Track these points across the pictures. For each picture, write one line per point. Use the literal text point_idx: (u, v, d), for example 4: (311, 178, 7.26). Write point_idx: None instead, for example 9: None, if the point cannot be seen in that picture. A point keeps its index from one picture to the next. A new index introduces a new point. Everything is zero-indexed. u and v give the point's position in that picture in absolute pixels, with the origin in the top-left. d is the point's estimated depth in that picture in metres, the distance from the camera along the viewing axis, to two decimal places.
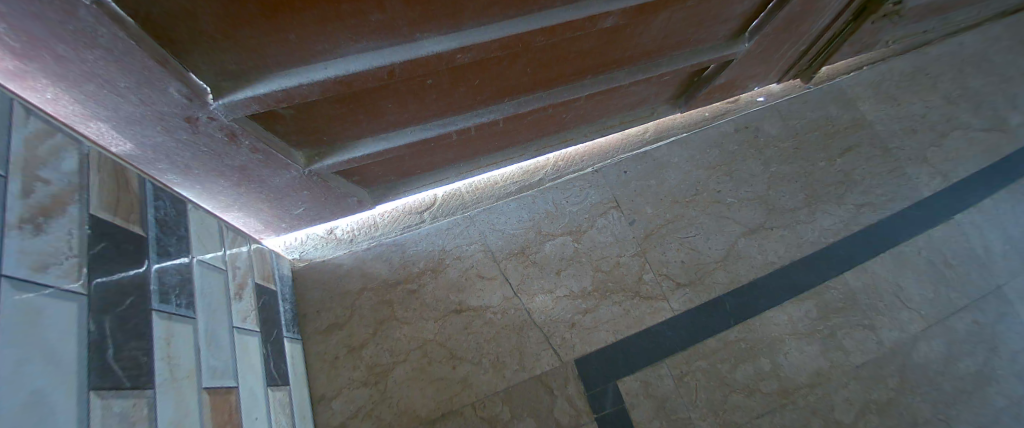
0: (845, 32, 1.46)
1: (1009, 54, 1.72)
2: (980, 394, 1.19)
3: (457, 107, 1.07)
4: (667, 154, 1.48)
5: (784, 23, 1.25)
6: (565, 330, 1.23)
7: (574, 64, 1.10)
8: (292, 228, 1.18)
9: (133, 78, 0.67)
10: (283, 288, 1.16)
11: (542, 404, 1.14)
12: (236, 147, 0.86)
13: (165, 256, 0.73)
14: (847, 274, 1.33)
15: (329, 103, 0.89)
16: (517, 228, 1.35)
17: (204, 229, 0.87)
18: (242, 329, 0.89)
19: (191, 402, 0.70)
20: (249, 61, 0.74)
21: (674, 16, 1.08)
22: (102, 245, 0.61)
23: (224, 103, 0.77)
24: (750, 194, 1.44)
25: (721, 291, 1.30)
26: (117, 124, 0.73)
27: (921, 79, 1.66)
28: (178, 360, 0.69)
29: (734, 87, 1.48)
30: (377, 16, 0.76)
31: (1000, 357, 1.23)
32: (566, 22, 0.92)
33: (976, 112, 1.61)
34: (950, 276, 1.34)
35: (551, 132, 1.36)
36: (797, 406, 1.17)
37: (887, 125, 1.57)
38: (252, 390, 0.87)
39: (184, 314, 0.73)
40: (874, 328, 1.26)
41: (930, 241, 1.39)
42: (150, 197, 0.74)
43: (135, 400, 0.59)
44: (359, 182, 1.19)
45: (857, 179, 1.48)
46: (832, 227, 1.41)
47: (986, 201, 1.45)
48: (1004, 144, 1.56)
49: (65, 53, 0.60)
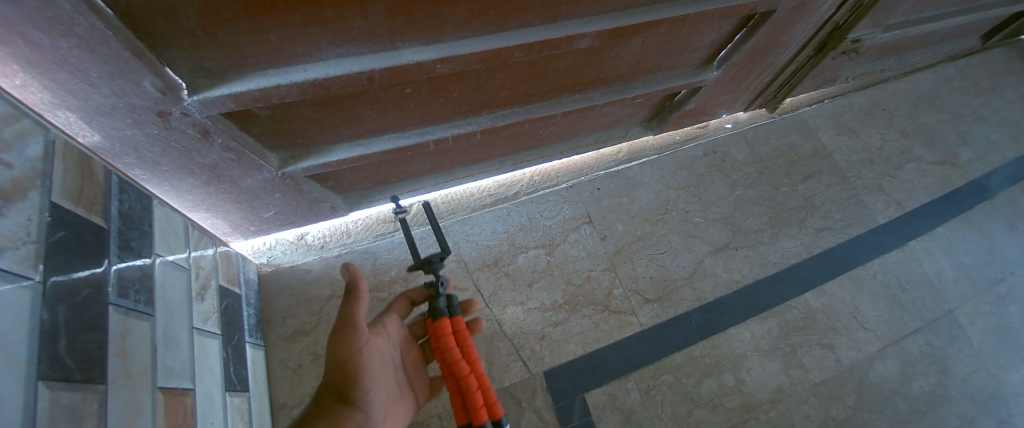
0: (807, 66, 1.56)
1: (958, 94, 1.86)
2: (933, 412, 1.23)
3: (435, 117, 1.09)
4: (639, 173, 1.54)
5: (750, 53, 1.32)
6: (534, 342, 1.24)
7: (551, 82, 1.14)
8: (261, 232, 1.17)
9: (107, 68, 0.67)
10: (248, 292, 1.14)
11: (509, 416, 1.14)
12: (208, 145, 0.85)
13: (127, 251, 0.72)
14: (807, 295, 1.38)
15: (307, 106, 0.90)
16: (492, 240, 1.37)
17: (169, 226, 0.86)
18: (202, 331, 0.87)
19: (144, 401, 0.68)
20: (227, 59, 0.75)
21: (646, 41, 1.13)
22: (62, 233, 0.61)
23: (199, 99, 0.77)
24: (716, 214, 1.50)
25: (688, 307, 1.34)
26: (87, 115, 0.72)
27: (878, 114, 1.77)
28: (134, 357, 0.68)
29: (703, 113, 1.55)
30: (359, 22, 0.79)
31: (952, 377, 1.29)
32: (544, 40, 0.96)
33: (929, 146, 1.72)
34: (905, 300, 1.40)
35: (527, 147, 1.40)
36: (759, 421, 1.19)
37: (845, 155, 1.66)
38: (210, 394, 0.85)
39: (142, 310, 0.72)
40: (832, 347, 1.30)
41: (885, 265, 1.46)
42: (115, 190, 0.74)
43: (84, 394, 0.58)
44: (334, 188, 1.20)
45: (816, 204, 1.55)
46: (794, 249, 1.47)
47: (937, 229, 1.54)
48: (955, 176, 1.67)
49: (39, 39, 0.61)
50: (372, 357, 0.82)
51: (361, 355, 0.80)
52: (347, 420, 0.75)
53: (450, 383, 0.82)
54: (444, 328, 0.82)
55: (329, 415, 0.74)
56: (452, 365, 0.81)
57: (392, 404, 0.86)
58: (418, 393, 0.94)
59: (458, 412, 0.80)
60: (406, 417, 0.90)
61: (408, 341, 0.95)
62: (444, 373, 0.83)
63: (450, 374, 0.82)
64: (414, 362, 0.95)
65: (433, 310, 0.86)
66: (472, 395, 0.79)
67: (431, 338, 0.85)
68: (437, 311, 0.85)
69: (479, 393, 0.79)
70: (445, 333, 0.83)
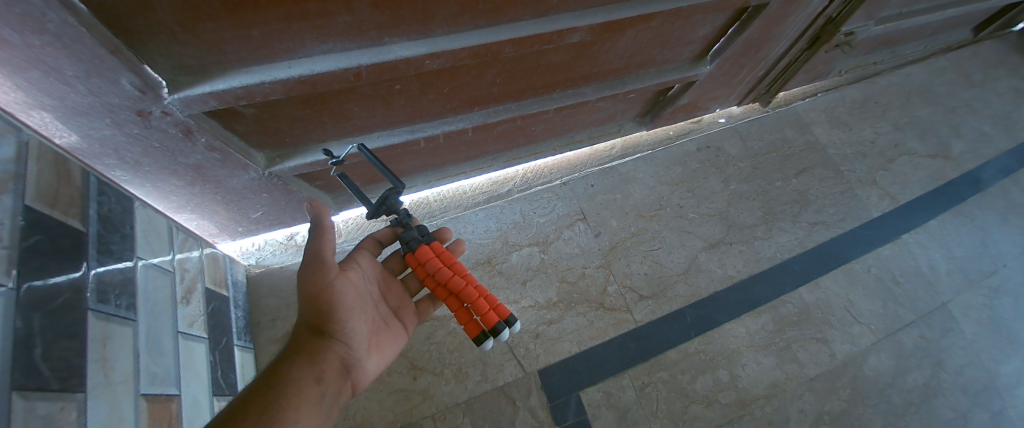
0: (800, 60, 1.55)
1: (951, 87, 1.87)
2: (927, 405, 1.24)
3: (426, 114, 1.07)
4: (633, 169, 1.53)
5: (743, 47, 1.31)
6: (529, 340, 1.23)
7: (543, 77, 1.12)
8: (249, 232, 1.15)
9: (82, 67, 0.65)
10: (236, 294, 1.12)
11: (504, 415, 1.13)
12: (191, 144, 0.83)
13: (107, 254, 0.70)
14: (802, 289, 1.38)
15: (293, 104, 0.88)
16: (485, 238, 1.35)
17: (152, 228, 0.84)
18: (188, 335, 0.85)
19: (126, 409, 0.66)
20: (208, 56, 0.73)
21: (639, 35, 1.12)
22: (36, 238, 0.59)
23: (179, 98, 0.75)
24: (711, 210, 1.49)
25: (682, 303, 1.33)
26: (63, 115, 0.70)
27: (871, 107, 1.77)
28: (115, 364, 0.66)
29: (697, 108, 1.54)
30: (344, 17, 0.77)
31: (946, 370, 1.29)
32: (535, 34, 0.94)
33: (922, 139, 1.72)
34: (898, 293, 1.41)
35: (520, 144, 1.39)
36: (754, 416, 1.19)
37: (839, 149, 1.65)
38: (196, 400, 0.83)
39: (124, 315, 0.70)
40: (827, 341, 1.30)
41: (878, 259, 1.46)
42: (94, 192, 0.72)
43: (62, 403, 0.56)
44: (323, 187, 1.18)
45: (810, 199, 1.55)
46: (788, 243, 1.47)
47: (931, 222, 1.55)
48: (948, 169, 1.67)
49: (9, 37, 0.58)
50: (347, 289, 0.80)
51: (334, 288, 0.78)
52: (326, 353, 0.73)
53: (452, 302, 0.80)
54: (424, 251, 0.80)
55: (307, 350, 0.72)
56: (445, 283, 0.79)
57: (376, 336, 0.84)
58: (407, 323, 0.93)
59: (469, 326, 0.77)
60: (396, 348, 0.89)
61: (386, 275, 0.93)
62: (441, 296, 0.81)
63: (448, 294, 0.80)
64: (398, 294, 0.94)
65: (407, 241, 0.84)
66: (475, 302, 0.77)
67: (413, 267, 0.83)
68: (412, 241, 0.83)
69: (481, 299, 0.77)
70: (427, 256, 0.80)
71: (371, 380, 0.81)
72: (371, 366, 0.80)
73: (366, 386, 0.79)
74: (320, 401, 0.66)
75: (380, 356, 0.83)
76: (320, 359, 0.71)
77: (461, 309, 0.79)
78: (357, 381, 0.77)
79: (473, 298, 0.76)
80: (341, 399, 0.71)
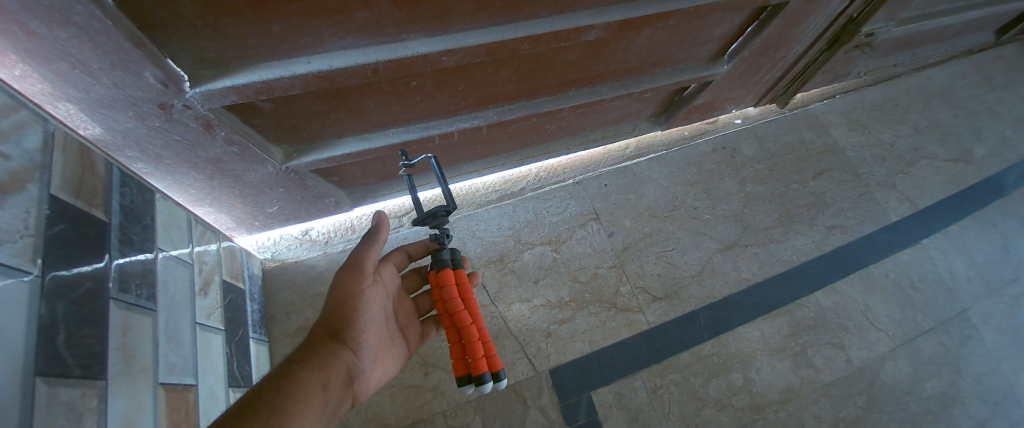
0: (819, 60, 1.52)
1: (973, 89, 1.83)
2: (946, 414, 1.21)
3: (441, 111, 1.08)
4: (647, 169, 1.52)
5: (762, 47, 1.29)
6: (540, 340, 1.22)
7: (558, 75, 1.12)
8: (265, 227, 1.16)
9: (107, 59, 0.66)
10: (252, 287, 1.13)
11: (515, 414, 1.12)
12: (211, 138, 0.84)
13: (129, 245, 0.71)
14: (818, 293, 1.36)
15: (311, 99, 0.89)
16: (497, 236, 1.35)
17: (172, 221, 0.85)
18: (205, 327, 0.86)
19: (145, 398, 0.67)
20: (229, 50, 0.74)
21: (656, 34, 1.11)
22: (61, 227, 0.60)
23: (201, 91, 0.75)
24: (726, 211, 1.47)
25: (696, 305, 1.31)
26: (88, 106, 0.71)
27: (890, 110, 1.74)
28: (135, 353, 0.67)
29: (713, 109, 1.52)
30: (363, 13, 0.77)
31: (965, 378, 1.26)
32: (552, 32, 0.94)
33: (943, 142, 1.68)
34: (917, 300, 1.37)
35: (533, 142, 1.38)
36: (767, 422, 1.17)
37: (857, 152, 1.63)
38: (212, 391, 0.84)
39: (144, 305, 0.71)
40: (844, 346, 1.28)
41: (898, 265, 1.43)
42: (117, 183, 0.73)
43: (83, 390, 0.57)
44: (338, 183, 1.19)
45: (828, 202, 1.52)
46: (804, 247, 1.44)
47: (952, 227, 1.51)
48: (969, 173, 1.63)
49: (37, 29, 0.60)
50: (373, 301, 0.81)
51: (360, 297, 0.80)
52: (339, 361, 0.73)
53: (451, 334, 0.79)
54: (447, 275, 0.80)
55: (323, 356, 0.72)
56: (452, 314, 0.79)
57: (385, 353, 0.83)
58: (410, 343, 0.91)
59: (457, 364, 0.77)
60: (399, 365, 0.88)
61: (401, 291, 0.93)
62: (445, 323, 0.80)
63: (451, 325, 0.80)
64: (408, 312, 0.93)
65: (438, 259, 0.82)
66: (471, 345, 0.76)
67: (432, 285, 0.82)
68: (440, 261, 0.82)
69: (479, 343, 0.76)
70: (446, 281, 0.80)
71: (370, 394, 0.80)
72: (373, 382, 0.80)
73: (363, 400, 0.79)
74: (323, 410, 0.66)
75: (383, 371, 0.82)
76: (330, 364, 0.72)
77: (456, 344, 0.78)
78: (356, 393, 0.77)
79: (472, 340, 0.76)
80: (342, 409, 0.71)
